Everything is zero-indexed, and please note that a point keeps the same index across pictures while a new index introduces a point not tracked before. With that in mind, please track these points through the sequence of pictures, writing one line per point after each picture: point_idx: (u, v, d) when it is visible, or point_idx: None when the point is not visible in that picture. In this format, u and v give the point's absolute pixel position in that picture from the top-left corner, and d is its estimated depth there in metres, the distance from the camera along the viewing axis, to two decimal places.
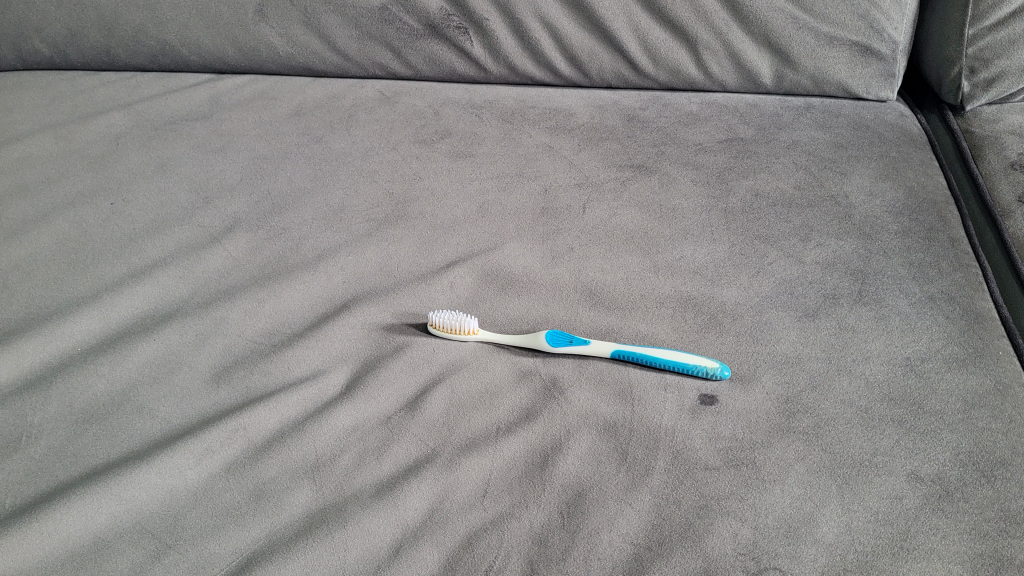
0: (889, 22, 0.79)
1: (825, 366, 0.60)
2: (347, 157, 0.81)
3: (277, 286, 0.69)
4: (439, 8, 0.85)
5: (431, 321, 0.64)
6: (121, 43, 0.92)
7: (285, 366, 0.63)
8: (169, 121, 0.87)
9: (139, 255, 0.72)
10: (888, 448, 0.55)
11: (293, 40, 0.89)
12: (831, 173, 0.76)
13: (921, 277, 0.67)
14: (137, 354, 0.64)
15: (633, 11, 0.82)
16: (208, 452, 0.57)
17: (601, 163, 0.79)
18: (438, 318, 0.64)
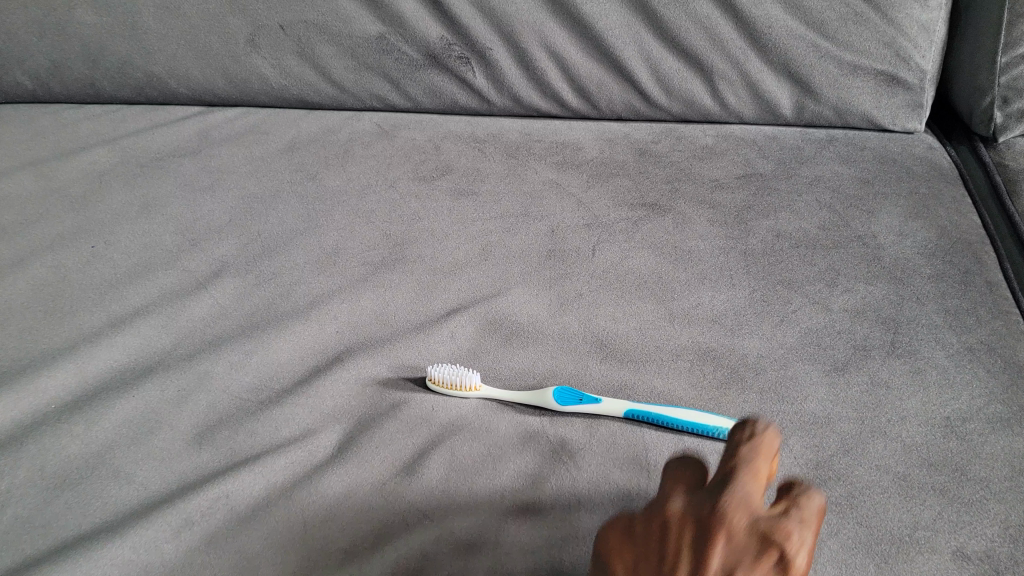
0: (916, 50, 0.74)
1: (857, 428, 0.55)
2: (342, 194, 0.77)
3: (267, 336, 0.64)
4: (440, 37, 0.80)
5: (430, 376, 0.60)
6: (107, 75, 0.87)
7: (273, 426, 0.59)
8: (156, 157, 0.82)
9: (120, 302, 0.67)
10: (930, 522, 0.50)
11: (286, 71, 0.85)
12: (858, 211, 0.72)
13: (958, 326, 0.62)
14: (115, 414, 0.60)
15: (645, 40, 0.77)
16: (187, 522, 0.53)
17: (612, 201, 0.74)
18: (438, 373, 0.59)
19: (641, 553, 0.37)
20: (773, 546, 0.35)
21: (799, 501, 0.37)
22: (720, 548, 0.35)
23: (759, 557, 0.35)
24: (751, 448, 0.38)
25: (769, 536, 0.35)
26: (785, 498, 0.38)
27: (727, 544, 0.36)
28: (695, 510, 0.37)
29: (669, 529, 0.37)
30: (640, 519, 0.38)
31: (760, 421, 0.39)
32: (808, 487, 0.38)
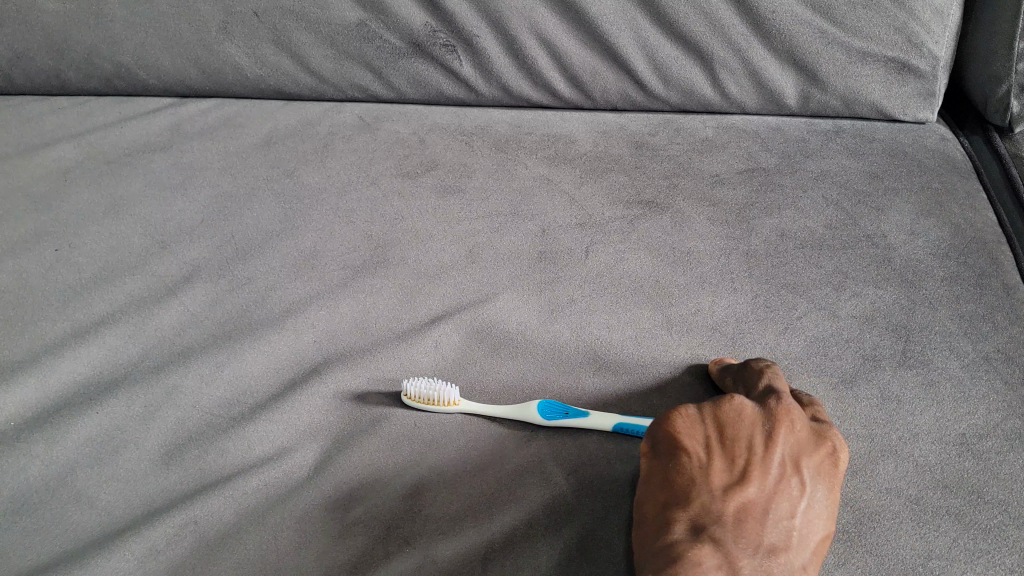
0: (929, 35, 0.70)
1: (867, 446, 0.52)
2: (322, 192, 0.73)
3: (239, 347, 0.61)
4: (423, 23, 0.76)
5: (407, 392, 0.56)
6: (72, 65, 0.82)
7: (246, 446, 0.55)
8: (126, 153, 0.78)
9: (85, 310, 0.64)
10: (944, 550, 0.47)
11: (262, 61, 0.80)
12: (866, 209, 0.68)
13: (973, 333, 0.58)
14: (76, 433, 0.56)
15: (641, 26, 0.73)
16: (152, 552, 0.49)
17: (606, 199, 0.70)
18: (415, 388, 0.56)
19: (717, 432, 0.47)
20: (818, 439, 0.48)
21: (817, 408, 0.52)
22: (785, 435, 0.47)
23: (809, 444, 0.48)
24: (772, 372, 0.53)
25: (818, 433, 0.49)
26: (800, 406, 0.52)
27: (790, 433, 0.48)
28: (764, 404, 0.49)
29: (744, 415, 0.48)
30: (713, 404, 0.49)
31: (767, 360, 0.55)
32: (812, 399, 0.53)
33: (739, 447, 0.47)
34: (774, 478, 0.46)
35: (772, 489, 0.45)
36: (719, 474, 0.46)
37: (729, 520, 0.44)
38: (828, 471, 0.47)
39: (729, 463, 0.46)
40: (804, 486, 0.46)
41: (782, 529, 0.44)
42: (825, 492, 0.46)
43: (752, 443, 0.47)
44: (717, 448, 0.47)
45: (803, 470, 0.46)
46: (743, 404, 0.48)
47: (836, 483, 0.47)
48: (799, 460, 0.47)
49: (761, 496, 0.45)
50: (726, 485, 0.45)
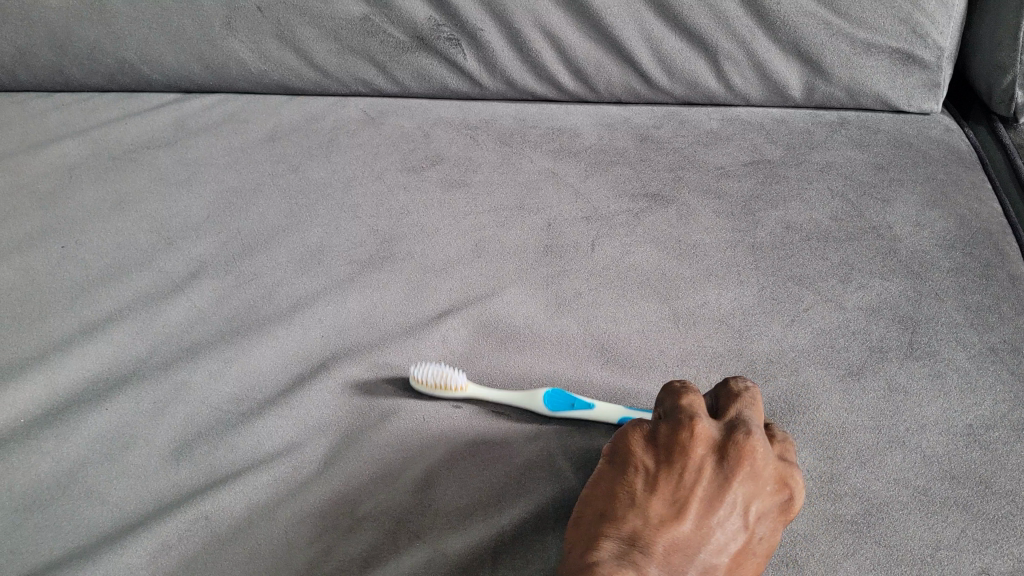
0: (934, 26, 0.71)
1: (874, 438, 0.52)
2: (327, 187, 0.73)
3: (247, 343, 0.61)
4: (428, 17, 0.76)
5: (415, 377, 0.56)
6: (76, 62, 0.82)
7: (256, 441, 0.55)
8: (131, 149, 0.78)
9: (93, 306, 0.64)
10: (952, 540, 0.47)
11: (266, 56, 0.80)
12: (871, 200, 0.68)
13: (980, 324, 0.58)
14: (86, 429, 0.56)
15: (646, 19, 0.73)
16: (164, 547, 0.50)
17: (611, 192, 0.70)
18: (423, 374, 0.56)
19: (670, 455, 0.44)
20: (778, 483, 0.44)
21: (786, 447, 0.47)
22: (744, 475, 0.43)
23: (765, 487, 0.43)
24: (750, 398, 0.48)
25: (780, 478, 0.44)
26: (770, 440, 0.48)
27: (750, 472, 0.43)
28: (727, 434, 0.44)
29: (702, 443, 0.44)
30: (675, 424, 0.45)
31: (749, 383, 0.49)
32: (786, 436, 0.48)
33: (689, 477, 0.43)
34: (715, 519, 0.42)
35: (710, 530, 0.42)
36: (660, 503, 0.42)
37: (657, 553, 0.41)
38: (774, 517, 0.43)
39: (674, 494, 0.43)
40: (744, 530, 0.42)
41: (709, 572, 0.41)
42: (765, 537, 0.43)
43: (704, 475, 0.43)
44: (666, 474, 0.43)
45: (750, 514, 0.43)
46: (702, 431, 0.44)
47: (782, 531, 0.43)
48: (749, 503, 0.43)
49: (696, 535, 0.42)
50: (664, 517, 0.42)
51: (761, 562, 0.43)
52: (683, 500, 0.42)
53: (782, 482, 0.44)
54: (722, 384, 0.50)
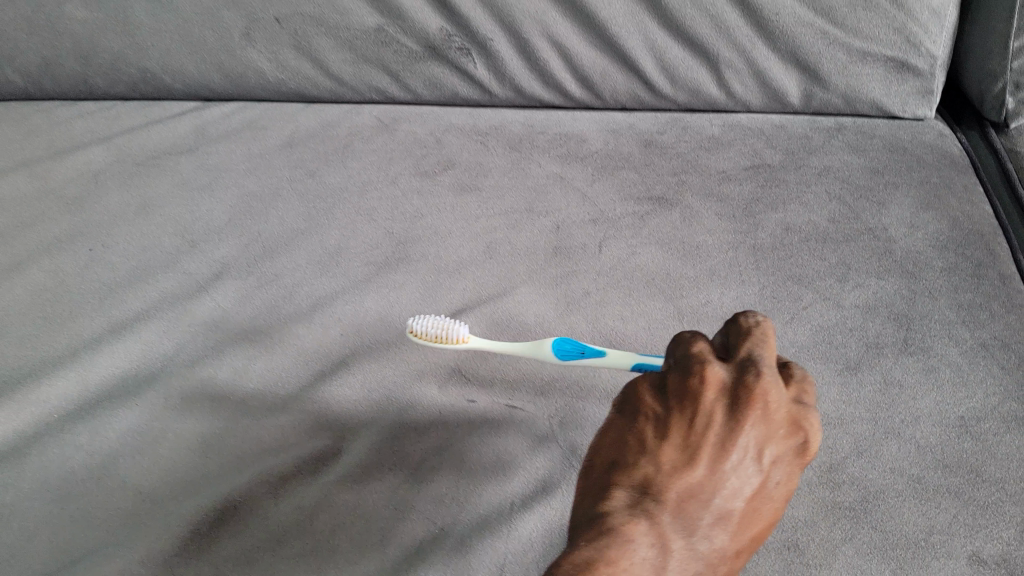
0: (928, 35, 0.73)
1: (871, 429, 0.55)
2: (343, 192, 0.75)
3: (271, 342, 0.64)
4: (439, 28, 0.79)
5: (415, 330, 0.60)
6: (98, 71, 0.85)
7: (280, 434, 0.58)
8: (153, 155, 0.81)
9: (120, 307, 0.67)
10: (945, 525, 0.49)
11: (283, 65, 0.83)
12: (868, 203, 0.71)
13: (971, 321, 0.61)
14: (119, 423, 0.59)
15: (649, 29, 0.76)
16: (196, 535, 0.52)
17: (617, 195, 0.73)
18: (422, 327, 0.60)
19: (679, 401, 0.41)
20: (791, 425, 0.41)
21: (804, 387, 0.43)
22: (758, 417, 0.40)
23: (779, 430, 0.40)
24: (760, 334, 0.43)
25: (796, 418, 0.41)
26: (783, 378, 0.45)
27: (764, 415, 0.40)
28: (740, 375, 0.41)
29: (712, 386, 0.40)
30: (683, 371, 0.41)
31: (759, 316, 0.45)
32: (803, 373, 0.44)
33: (700, 422, 0.40)
34: (729, 465, 0.39)
35: (724, 476, 0.39)
36: (671, 449, 0.40)
37: (670, 500, 0.39)
38: (789, 460, 0.41)
39: (686, 440, 0.40)
40: (759, 474, 0.40)
41: (723, 517, 0.39)
42: (780, 480, 0.41)
43: (716, 420, 0.40)
44: (676, 420, 0.40)
45: (765, 458, 0.40)
46: (713, 376, 0.40)
47: (797, 473, 0.41)
48: (764, 446, 0.40)
49: (709, 481, 0.39)
50: (676, 464, 0.40)
51: (775, 503, 0.41)
52: (694, 447, 0.40)
53: (798, 422, 0.41)
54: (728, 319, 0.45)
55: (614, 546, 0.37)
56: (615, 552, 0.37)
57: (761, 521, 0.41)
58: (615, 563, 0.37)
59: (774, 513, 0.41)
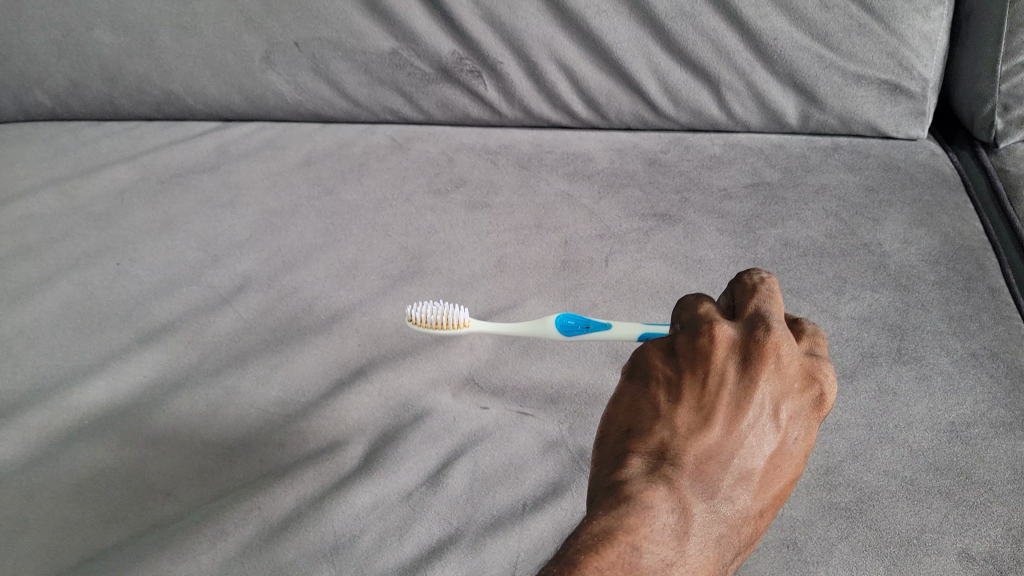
0: (918, 59, 0.77)
1: (867, 434, 0.58)
2: (359, 208, 0.79)
3: (291, 350, 0.66)
4: (451, 51, 0.83)
5: (415, 318, 0.65)
6: (124, 93, 0.89)
7: (301, 439, 0.61)
8: (177, 174, 0.84)
9: (147, 318, 0.70)
10: (936, 524, 0.52)
11: (301, 87, 0.87)
12: (863, 219, 0.74)
13: (962, 332, 0.64)
14: (148, 428, 0.62)
15: (653, 52, 0.80)
16: (223, 534, 0.55)
17: (623, 212, 0.76)
18: (421, 315, 0.65)
19: (690, 363, 0.43)
20: (805, 379, 0.43)
21: (816, 340, 0.46)
22: (769, 373, 0.42)
23: (794, 384, 0.42)
24: (767, 291, 0.45)
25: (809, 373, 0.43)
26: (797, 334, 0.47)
27: (775, 370, 0.42)
28: (748, 332, 0.42)
29: (722, 346, 0.42)
30: (692, 333, 0.43)
31: (767, 274, 0.47)
32: (815, 329, 0.47)
33: (713, 382, 0.42)
34: (744, 423, 0.41)
35: (739, 435, 0.41)
36: (686, 413, 0.42)
37: (687, 462, 0.41)
38: (806, 414, 0.43)
39: (700, 401, 0.42)
40: (776, 430, 0.42)
41: (742, 476, 0.42)
42: (799, 435, 0.43)
43: (728, 379, 0.42)
44: (688, 382, 0.42)
45: (781, 414, 0.42)
46: (723, 335, 0.42)
47: (815, 427, 0.43)
48: (778, 402, 0.42)
49: (726, 440, 0.41)
50: (692, 426, 0.42)
51: (797, 459, 0.43)
52: (709, 408, 0.42)
53: (811, 375, 0.43)
54: (738, 277, 0.47)
55: (633, 514, 0.39)
56: (635, 519, 0.39)
57: (784, 478, 0.43)
58: (634, 530, 0.38)
59: (797, 468, 0.43)
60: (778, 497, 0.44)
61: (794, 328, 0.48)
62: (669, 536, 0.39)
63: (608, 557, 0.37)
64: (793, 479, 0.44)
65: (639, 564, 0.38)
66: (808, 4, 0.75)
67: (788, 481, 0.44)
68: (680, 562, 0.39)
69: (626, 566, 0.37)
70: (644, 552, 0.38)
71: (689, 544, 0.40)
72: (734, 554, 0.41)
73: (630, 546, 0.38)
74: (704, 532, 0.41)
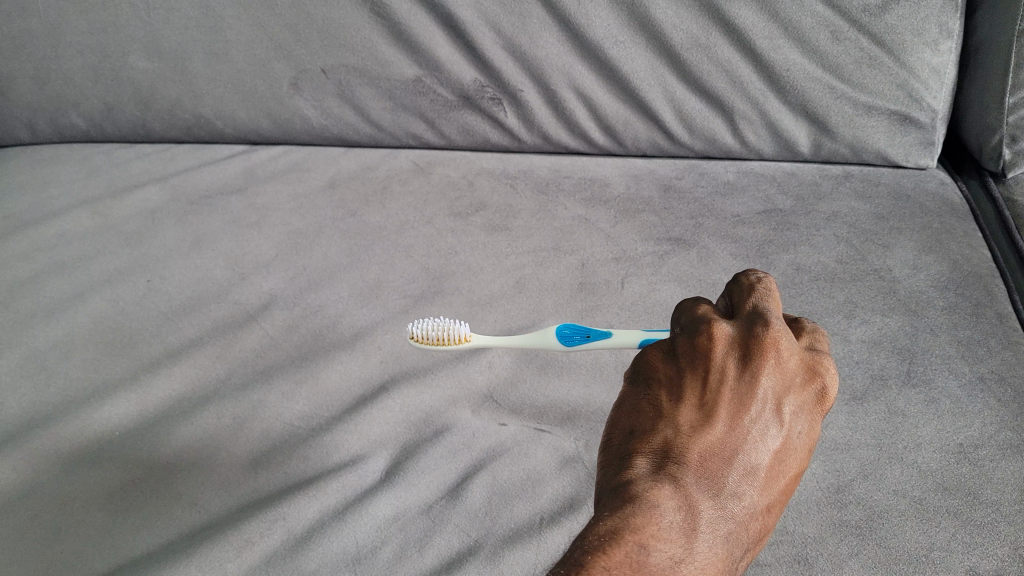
0: (928, 91, 0.79)
1: (875, 454, 0.59)
2: (381, 230, 0.81)
3: (315, 366, 0.68)
4: (473, 79, 0.86)
5: (416, 334, 0.65)
6: (156, 116, 0.93)
7: (325, 452, 0.62)
8: (205, 195, 0.87)
9: (176, 334, 0.72)
10: (944, 543, 0.53)
11: (327, 112, 0.90)
12: (874, 246, 0.75)
13: (970, 356, 0.65)
14: (176, 438, 0.64)
15: (668, 82, 0.82)
16: (248, 543, 0.56)
17: (638, 236, 0.78)
18: (422, 332, 0.65)
19: (691, 362, 0.44)
20: (805, 374, 0.44)
21: (816, 337, 0.48)
22: (770, 368, 0.43)
23: (795, 379, 0.44)
24: (764, 289, 0.46)
25: (809, 368, 0.44)
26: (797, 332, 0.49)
27: (776, 365, 0.43)
28: (747, 329, 0.43)
29: (721, 343, 0.44)
30: (692, 332, 0.45)
31: (763, 274, 0.48)
32: (815, 326, 0.49)
33: (714, 379, 0.43)
34: (747, 418, 0.43)
35: (743, 430, 0.43)
36: (689, 411, 0.43)
37: (692, 460, 0.42)
38: (808, 408, 0.44)
39: (702, 399, 0.43)
40: (778, 424, 0.43)
41: (748, 471, 0.42)
42: (802, 429, 0.44)
43: (729, 376, 0.43)
44: (690, 380, 0.44)
45: (783, 408, 0.43)
46: (722, 332, 0.43)
47: (817, 420, 0.44)
48: (780, 398, 0.43)
49: (730, 435, 0.43)
50: (694, 424, 0.43)
51: (801, 453, 0.44)
52: (711, 405, 0.43)
53: (811, 370, 0.45)
54: (736, 278, 0.48)
55: (639, 513, 0.40)
56: (641, 519, 0.39)
57: (789, 472, 0.44)
58: (641, 529, 0.39)
59: (801, 461, 0.44)
60: (785, 493, 0.45)
61: (793, 327, 0.49)
62: (677, 532, 0.40)
63: (615, 557, 0.38)
64: (798, 474, 0.44)
65: (646, 563, 0.39)
66: (820, 37, 0.77)
67: (793, 475, 0.44)
68: (689, 560, 0.40)
69: (634, 565, 0.38)
70: (652, 551, 0.39)
71: (698, 542, 0.40)
72: (741, 551, 0.41)
73: (636, 545, 0.39)
74: (712, 528, 0.41)
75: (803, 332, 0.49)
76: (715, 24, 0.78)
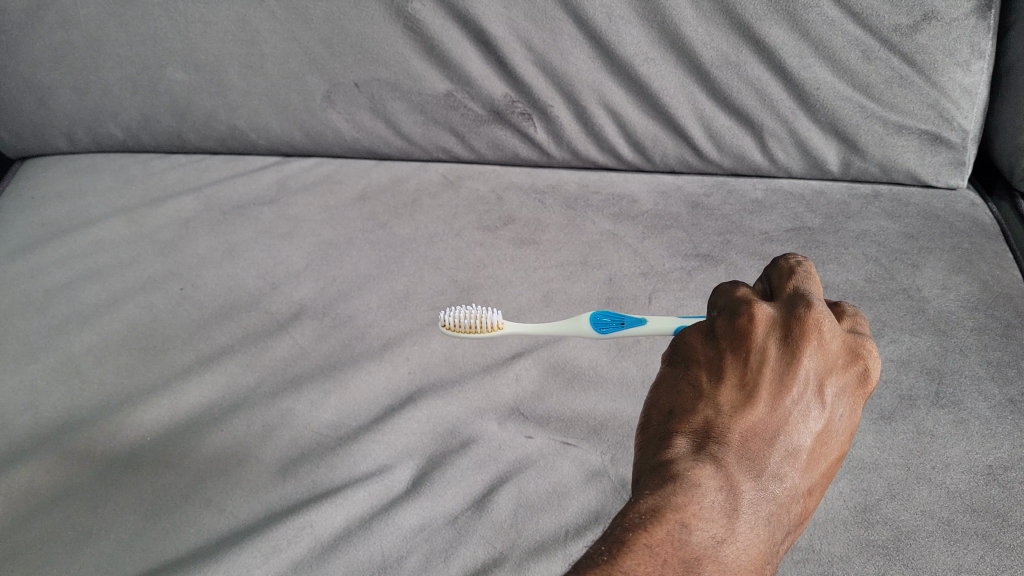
0: (959, 111, 0.79)
1: (903, 473, 0.59)
2: (411, 242, 0.82)
3: (344, 376, 0.69)
4: (504, 94, 0.86)
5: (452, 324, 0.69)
6: (192, 127, 0.95)
7: (352, 460, 0.63)
8: (237, 205, 0.88)
9: (208, 341, 0.73)
10: (973, 564, 0.53)
11: (359, 125, 0.91)
12: (903, 265, 0.75)
13: (1001, 378, 0.65)
14: (206, 446, 0.65)
15: (698, 99, 0.83)
16: (275, 550, 0.57)
17: (666, 252, 0.78)
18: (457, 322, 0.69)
19: (732, 342, 0.44)
20: (846, 357, 0.45)
21: (857, 320, 0.49)
22: (812, 350, 0.43)
23: (837, 360, 0.44)
24: (804, 272, 0.47)
25: (851, 352, 0.45)
26: (838, 315, 0.50)
27: (818, 347, 0.43)
28: (788, 311, 0.44)
29: (761, 325, 0.44)
30: (732, 314, 0.45)
31: (803, 258, 0.49)
32: (855, 309, 0.49)
33: (755, 359, 0.43)
34: (788, 399, 0.43)
35: (784, 411, 0.43)
36: (730, 391, 0.43)
37: (732, 440, 0.42)
38: (850, 391, 0.45)
39: (743, 379, 0.44)
40: (820, 407, 0.44)
41: (790, 450, 0.43)
42: (843, 412, 0.45)
43: (770, 356, 0.43)
44: (731, 360, 0.44)
45: (825, 391, 0.44)
46: (761, 314, 0.44)
47: (858, 404, 0.45)
48: (822, 379, 0.44)
49: (771, 416, 0.43)
50: (736, 403, 0.43)
51: (841, 435, 0.45)
52: (753, 385, 0.43)
53: (853, 353, 0.45)
54: (775, 262, 0.49)
55: (680, 493, 0.40)
56: (683, 497, 0.40)
57: (829, 454, 0.45)
58: (682, 508, 0.39)
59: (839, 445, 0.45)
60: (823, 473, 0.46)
61: (834, 310, 0.50)
62: (719, 513, 0.40)
63: (657, 534, 0.38)
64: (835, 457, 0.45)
65: (688, 541, 0.39)
66: (850, 57, 0.77)
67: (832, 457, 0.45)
68: (731, 540, 0.40)
69: (675, 543, 0.39)
70: (693, 529, 0.39)
71: (739, 522, 0.40)
72: (783, 533, 0.42)
73: (678, 523, 0.39)
74: (753, 510, 0.41)
75: (843, 315, 0.49)
76: (745, 42, 0.78)
